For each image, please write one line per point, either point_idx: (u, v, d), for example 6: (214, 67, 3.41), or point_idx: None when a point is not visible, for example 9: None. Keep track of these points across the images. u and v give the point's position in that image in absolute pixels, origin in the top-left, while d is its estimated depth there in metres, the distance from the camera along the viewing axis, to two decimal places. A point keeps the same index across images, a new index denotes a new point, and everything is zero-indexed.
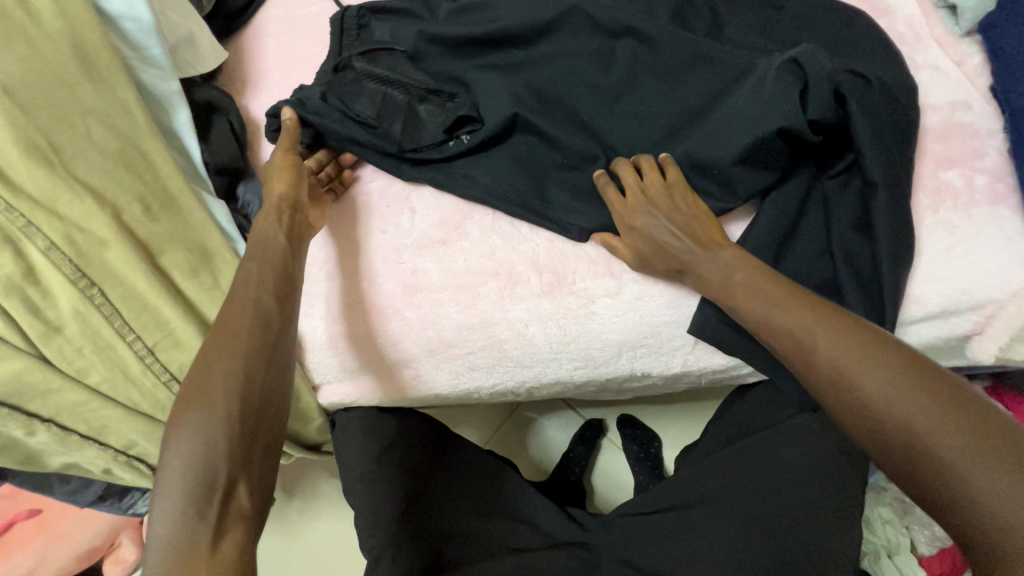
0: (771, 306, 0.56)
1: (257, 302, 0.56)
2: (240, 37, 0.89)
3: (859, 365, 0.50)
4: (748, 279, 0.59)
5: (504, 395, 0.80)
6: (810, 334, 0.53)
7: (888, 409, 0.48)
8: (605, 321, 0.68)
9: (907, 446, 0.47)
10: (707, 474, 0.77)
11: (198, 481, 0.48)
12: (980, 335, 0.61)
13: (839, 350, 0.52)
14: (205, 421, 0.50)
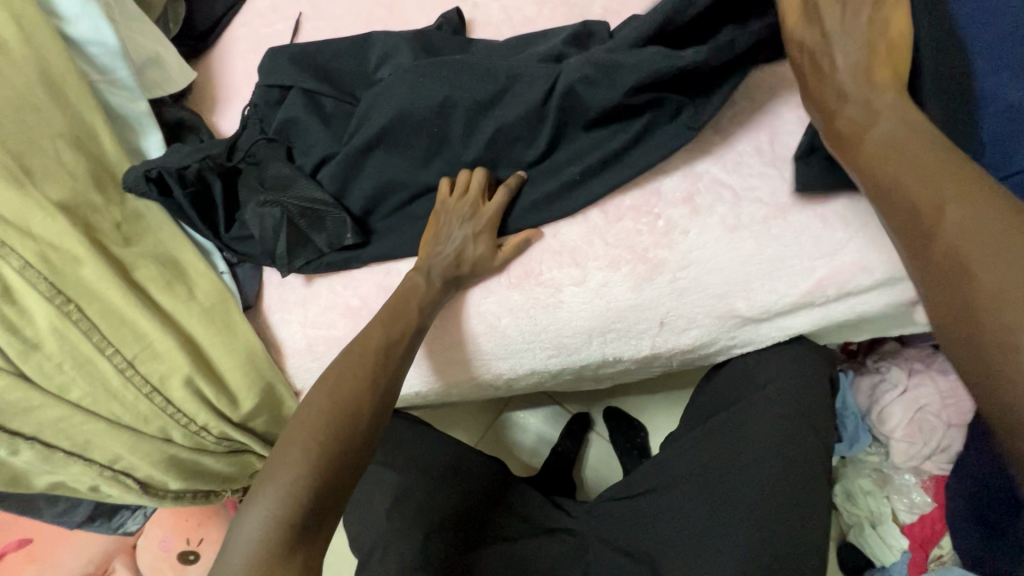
0: (904, 165, 0.50)
1: (389, 348, 0.64)
2: (208, 57, 0.91)
3: (968, 240, 0.44)
4: (901, 124, 0.52)
5: (485, 388, 0.82)
6: (939, 189, 0.47)
7: (997, 307, 0.42)
8: (573, 309, 0.70)
9: (1002, 347, 0.41)
10: (685, 453, 0.79)
11: (301, 500, 0.54)
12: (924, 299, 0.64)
13: (966, 224, 0.45)
14: (317, 441, 0.57)
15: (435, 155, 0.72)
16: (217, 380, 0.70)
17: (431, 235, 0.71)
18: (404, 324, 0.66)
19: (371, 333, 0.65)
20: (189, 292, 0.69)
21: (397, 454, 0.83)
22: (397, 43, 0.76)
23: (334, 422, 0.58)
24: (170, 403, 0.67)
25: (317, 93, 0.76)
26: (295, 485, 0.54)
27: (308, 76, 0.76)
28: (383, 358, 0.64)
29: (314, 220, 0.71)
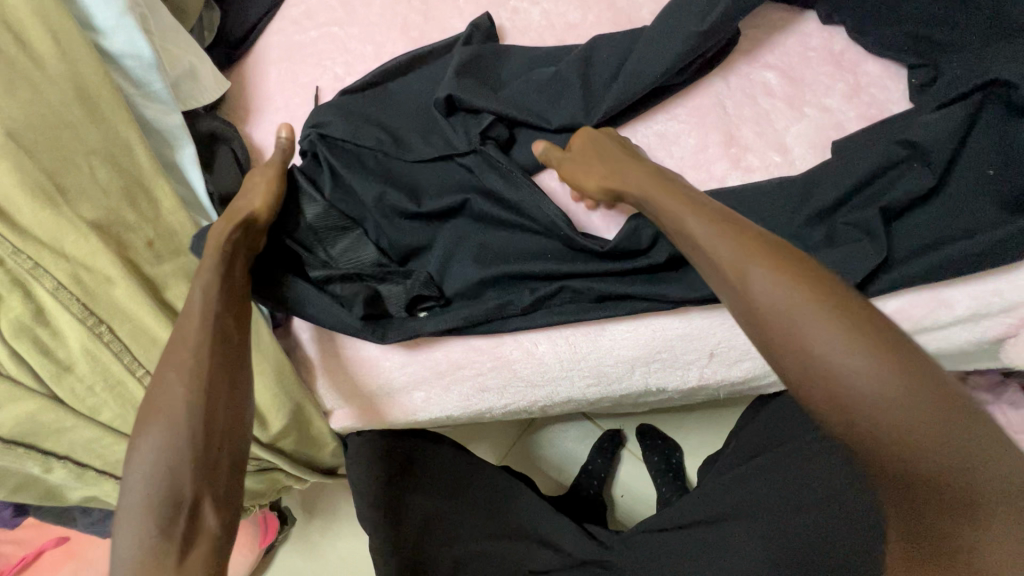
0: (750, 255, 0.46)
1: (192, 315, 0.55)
2: (242, 65, 0.90)
3: (855, 372, 0.40)
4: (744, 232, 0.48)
5: (517, 414, 0.78)
6: (841, 330, 0.41)
7: (878, 412, 0.40)
8: (615, 337, 0.66)
9: (898, 450, 0.40)
10: (730, 489, 0.76)
11: (162, 500, 0.47)
12: (1013, 338, 0.58)
13: (823, 318, 0.42)
14: (164, 440, 0.49)
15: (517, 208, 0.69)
16: None
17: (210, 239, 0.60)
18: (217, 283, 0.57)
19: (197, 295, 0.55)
20: None
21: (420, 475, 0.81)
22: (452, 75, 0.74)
23: (180, 413, 0.50)
24: None
25: (381, 137, 0.71)
26: (157, 491, 0.47)
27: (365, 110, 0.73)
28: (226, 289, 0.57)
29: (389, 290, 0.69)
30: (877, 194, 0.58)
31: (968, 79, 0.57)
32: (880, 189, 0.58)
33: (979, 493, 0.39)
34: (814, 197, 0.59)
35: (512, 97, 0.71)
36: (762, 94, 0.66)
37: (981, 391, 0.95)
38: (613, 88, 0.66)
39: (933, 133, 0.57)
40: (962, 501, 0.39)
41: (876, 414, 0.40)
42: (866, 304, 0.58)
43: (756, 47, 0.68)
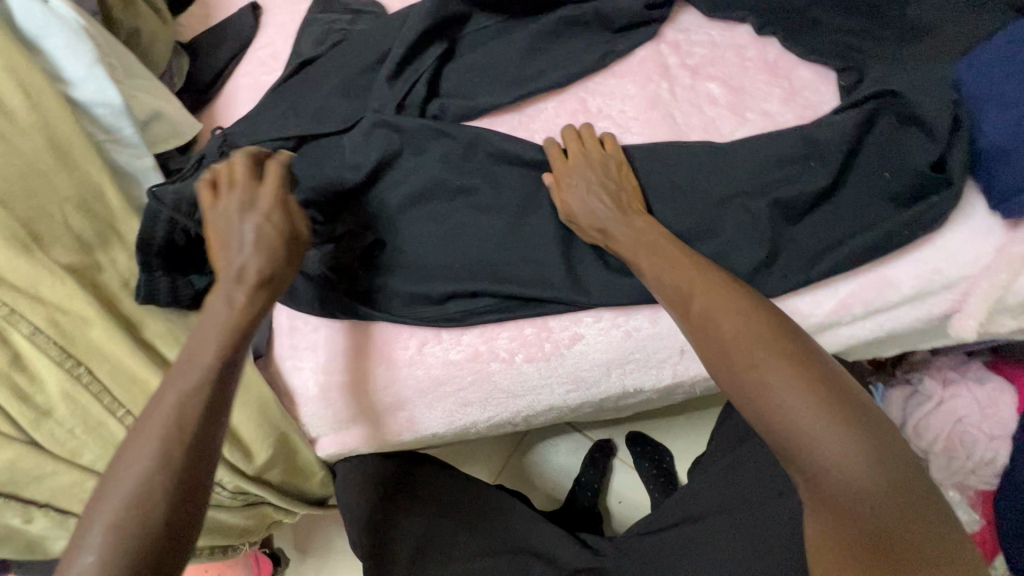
0: (683, 275, 0.55)
1: (193, 354, 0.51)
2: (211, 106, 0.93)
3: (758, 373, 0.46)
4: (651, 240, 0.59)
5: (502, 427, 0.80)
6: (756, 336, 0.48)
7: (801, 418, 0.44)
8: (590, 343, 0.68)
9: (803, 452, 0.44)
10: (715, 487, 0.76)
11: (137, 543, 0.44)
12: (958, 312, 0.61)
13: (747, 331, 0.48)
14: (135, 499, 0.45)
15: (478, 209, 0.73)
16: (230, 437, 0.70)
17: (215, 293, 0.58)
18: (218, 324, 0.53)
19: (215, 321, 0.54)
20: None
21: (412, 498, 0.80)
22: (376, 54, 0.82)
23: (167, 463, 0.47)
24: None
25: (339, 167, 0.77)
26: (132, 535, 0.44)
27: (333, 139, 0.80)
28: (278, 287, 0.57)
29: (340, 250, 0.74)
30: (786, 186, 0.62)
31: (877, 84, 0.62)
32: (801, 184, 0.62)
33: (858, 496, 0.42)
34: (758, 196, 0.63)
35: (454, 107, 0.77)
36: (706, 104, 0.71)
37: (947, 370, 0.99)
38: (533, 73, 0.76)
39: (855, 132, 0.61)
40: (846, 510, 0.42)
41: (770, 410, 0.45)
42: (818, 290, 0.62)
43: (697, 62, 0.73)
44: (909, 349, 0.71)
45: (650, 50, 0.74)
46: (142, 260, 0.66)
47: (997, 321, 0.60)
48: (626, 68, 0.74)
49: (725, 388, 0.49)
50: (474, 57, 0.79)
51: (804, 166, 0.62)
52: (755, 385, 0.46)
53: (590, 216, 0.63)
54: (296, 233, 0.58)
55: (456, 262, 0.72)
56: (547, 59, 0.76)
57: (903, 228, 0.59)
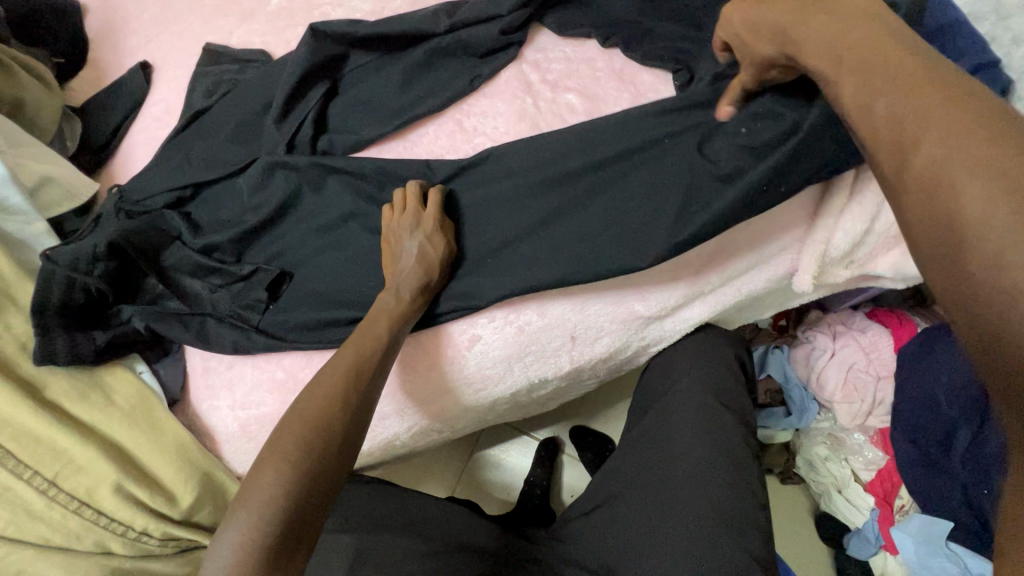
0: (887, 73, 0.40)
1: (363, 366, 0.64)
2: (110, 166, 0.95)
3: (952, 207, 0.34)
4: (857, 33, 0.44)
5: (428, 433, 0.84)
6: (965, 144, 0.35)
7: (1004, 256, 0.32)
8: (489, 342, 0.73)
9: (983, 301, 0.32)
10: (621, 462, 0.80)
11: (262, 557, 0.52)
12: (797, 270, 0.69)
13: (958, 138, 0.35)
14: (262, 521, 0.53)
15: (372, 231, 0.77)
16: (150, 482, 0.70)
17: (365, 318, 0.68)
18: (376, 341, 0.65)
19: (341, 359, 0.64)
20: (107, 398, 0.71)
21: (347, 518, 0.82)
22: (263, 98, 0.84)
23: (294, 485, 0.55)
24: (103, 514, 0.67)
25: (235, 213, 0.82)
26: (264, 547, 0.52)
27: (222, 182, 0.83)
28: (400, 320, 0.68)
29: (248, 286, 0.78)
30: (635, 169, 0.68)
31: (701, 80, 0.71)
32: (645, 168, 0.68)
33: None
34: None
35: (338, 141, 0.82)
36: (567, 113, 0.78)
37: (836, 324, 1.12)
38: (407, 103, 0.82)
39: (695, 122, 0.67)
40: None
41: (964, 250, 0.33)
42: (678, 266, 0.70)
43: (555, 76, 0.81)
44: (777, 308, 0.79)
45: (512, 69, 0.82)
46: (37, 322, 0.68)
47: (826, 273, 0.70)
48: (495, 89, 0.81)
49: (910, 235, 0.37)
50: (357, 92, 0.84)
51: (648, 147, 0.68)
52: (947, 214, 0.34)
53: (763, 26, 0.52)
54: (431, 281, 0.70)
55: (355, 286, 0.75)
56: (423, 88, 0.82)
57: None
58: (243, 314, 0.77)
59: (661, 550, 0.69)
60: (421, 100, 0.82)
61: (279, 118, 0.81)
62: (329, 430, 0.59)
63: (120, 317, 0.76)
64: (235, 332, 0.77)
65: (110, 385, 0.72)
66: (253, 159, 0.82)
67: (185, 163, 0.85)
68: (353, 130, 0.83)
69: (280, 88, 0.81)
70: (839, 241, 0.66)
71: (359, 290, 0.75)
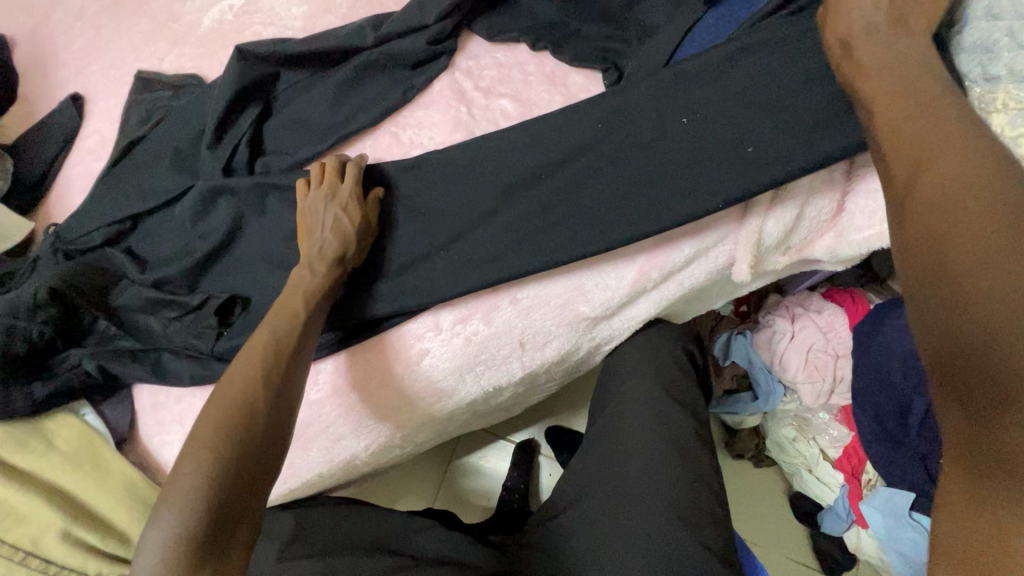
0: (908, 99, 0.45)
1: (281, 343, 0.62)
2: (46, 204, 0.93)
3: (941, 200, 0.40)
4: (906, 48, 0.49)
5: (388, 450, 0.83)
6: (947, 192, 0.40)
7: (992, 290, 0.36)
8: (436, 355, 0.73)
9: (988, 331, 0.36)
10: (580, 462, 0.80)
11: (191, 546, 0.50)
12: (735, 261, 0.70)
13: (957, 183, 0.40)
14: (183, 509, 0.51)
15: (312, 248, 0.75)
16: (100, 524, 0.68)
17: (281, 295, 0.66)
18: (292, 316, 0.64)
19: (254, 343, 0.61)
20: (48, 443, 0.69)
21: (312, 542, 0.81)
22: (194, 125, 0.83)
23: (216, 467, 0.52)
24: (50, 563, 0.64)
25: (174, 240, 0.79)
26: (192, 538, 0.50)
27: (159, 211, 0.80)
28: (321, 294, 0.66)
29: (200, 315, 0.74)
30: (570, 173, 0.69)
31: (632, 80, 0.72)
32: (577, 169, 0.69)
33: None
34: (548, 193, 0.69)
35: (272, 162, 0.81)
36: (501, 119, 0.78)
37: (794, 307, 1.13)
38: (341, 119, 0.81)
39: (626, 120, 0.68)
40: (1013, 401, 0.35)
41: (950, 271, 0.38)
42: (619, 264, 0.70)
43: (488, 83, 0.80)
44: (727, 297, 0.80)
45: (445, 78, 0.81)
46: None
47: (763, 261, 0.70)
48: (429, 100, 0.81)
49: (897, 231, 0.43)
50: (290, 112, 0.83)
51: (581, 150, 0.69)
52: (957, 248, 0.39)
53: None
54: (348, 253, 0.68)
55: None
56: (357, 102, 0.82)
57: (687, 199, 0.65)
58: (195, 343, 0.73)
59: (619, 547, 0.69)
60: (355, 115, 0.81)
61: (212, 141, 0.80)
62: (251, 404, 0.57)
63: (69, 361, 0.72)
64: (190, 361, 0.74)
65: (47, 430, 0.70)
66: (189, 186, 0.79)
67: (118, 195, 0.81)
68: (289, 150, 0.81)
69: (211, 113, 0.80)
70: (771, 230, 0.67)
71: None
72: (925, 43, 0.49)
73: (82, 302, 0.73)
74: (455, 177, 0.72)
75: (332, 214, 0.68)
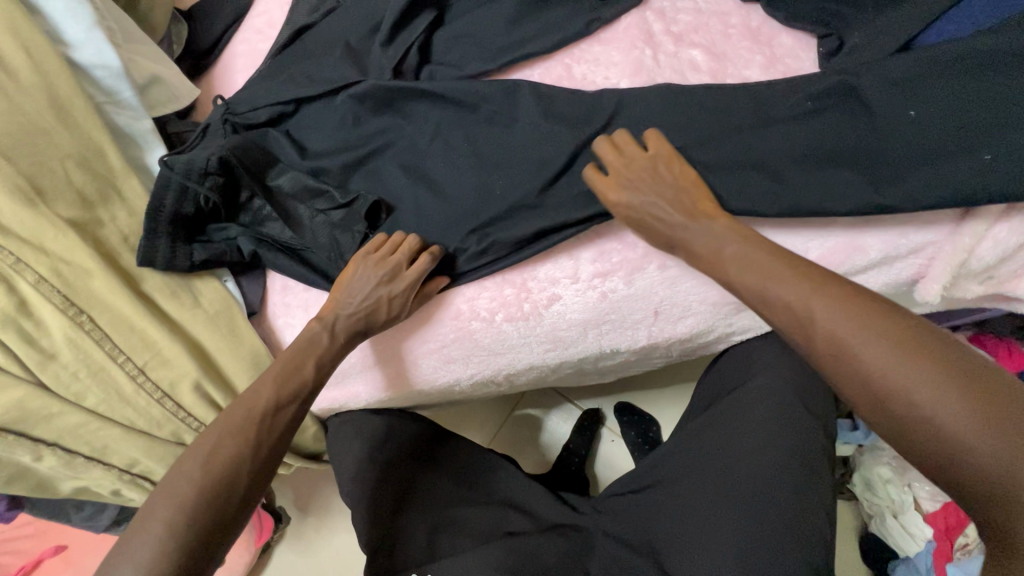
0: (807, 287, 0.53)
1: (251, 420, 0.63)
2: (209, 75, 0.95)
3: (863, 356, 0.49)
4: (739, 250, 0.58)
5: (485, 385, 0.84)
6: (890, 348, 0.48)
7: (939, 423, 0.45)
8: (567, 303, 0.70)
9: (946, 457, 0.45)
10: (681, 446, 0.78)
11: None
12: (924, 278, 0.62)
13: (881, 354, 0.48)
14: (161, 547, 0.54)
15: (470, 166, 0.73)
16: (226, 384, 0.73)
17: (288, 351, 0.68)
18: (299, 385, 0.66)
19: (258, 400, 0.64)
20: (194, 299, 0.73)
21: (397, 450, 0.82)
22: (369, 21, 0.82)
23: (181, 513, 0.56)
24: (182, 407, 0.71)
25: (333, 134, 0.79)
26: None
27: (323, 102, 0.80)
28: (325, 367, 0.68)
29: (348, 213, 0.74)
30: (764, 142, 0.63)
31: (854, 53, 0.64)
32: (772, 140, 0.62)
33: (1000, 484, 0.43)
34: (736, 162, 0.63)
35: (438, 72, 0.78)
36: (688, 70, 0.71)
37: None
38: (516, 40, 0.77)
39: (839, 102, 0.61)
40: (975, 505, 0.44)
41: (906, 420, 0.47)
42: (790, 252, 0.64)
43: (681, 29, 0.74)
44: None
45: (635, 15, 0.75)
46: (149, 225, 0.70)
47: (956, 285, 0.62)
48: (612, 35, 0.75)
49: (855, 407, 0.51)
50: (465, 22, 0.80)
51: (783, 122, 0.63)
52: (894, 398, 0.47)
53: None
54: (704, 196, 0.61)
55: (444, 230, 0.72)
56: (535, 25, 0.77)
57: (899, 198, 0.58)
58: (338, 239, 0.74)
59: (715, 541, 0.67)
60: (531, 37, 0.77)
61: (386, 39, 0.79)
62: (235, 469, 0.60)
63: (224, 230, 0.75)
64: (331, 255, 0.74)
65: (193, 287, 0.74)
66: (359, 81, 0.78)
67: (286, 79, 0.82)
68: (456, 63, 0.79)
69: (390, 8, 0.78)
70: (984, 253, 0.58)
71: (442, 231, 0.73)
72: (726, 223, 0.59)
73: (244, 177, 0.75)
74: (627, 122, 0.68)
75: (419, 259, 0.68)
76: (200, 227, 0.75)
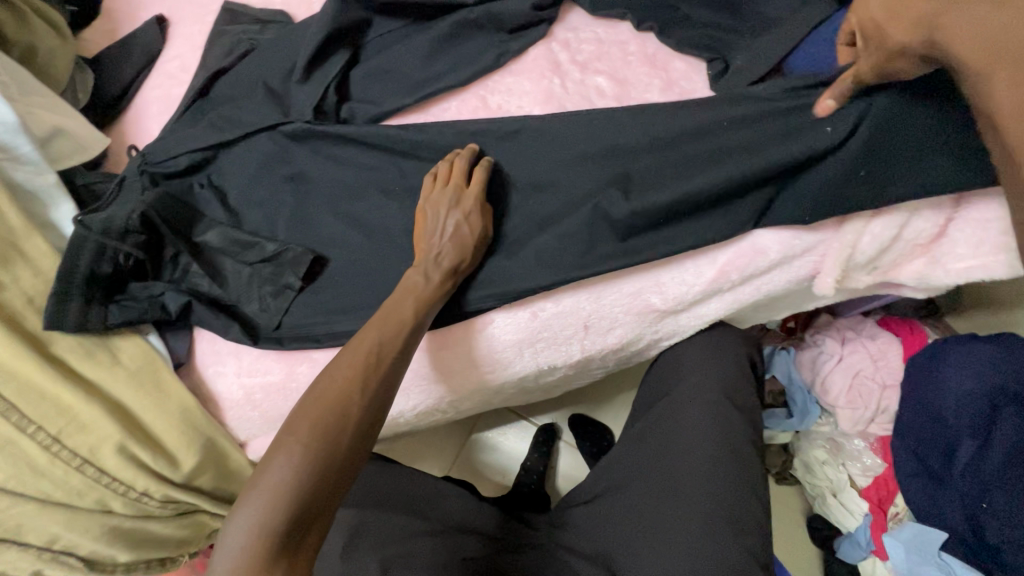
0: None
1: (383, 350, 0.62)
2: (120, 123, 0.92)
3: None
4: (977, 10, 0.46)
5: (433, 413, 0.84)
6: None
7: None
8: (500, 326, 0.72)
9: None
10: (624, 453, 0.80)
11: (262, 547, 0.51)
12: (819, 273, 0.69)
13: None
14: (269, 507, 0.52)
15: (397, 202, 0.74)
16: (153, 444, 0.70)
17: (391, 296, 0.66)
18: (400, 322, 0.63)
19: (361, 339, 0.62)
20: (113, 358, 0.70)
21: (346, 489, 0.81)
22: (285, 63, 0.82)
23: (314, 467, 0.54)
24: (105, 473, 0.67)
25: (257, 179, 0.79)
26: (261, 541, 0.51)
27: (245, 146, 0.80)
28: (427, 303, 0.65)
29: (276, 259, 0.74)
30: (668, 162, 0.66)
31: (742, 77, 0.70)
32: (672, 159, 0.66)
33: None
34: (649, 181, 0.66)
35: (358, 109, 0.80)
36: (595, 95, 0.76)
37: (845, 330, 1.11)
38: (432, 74, 0.79)
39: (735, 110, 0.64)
40: None
41: None
42: (698, 259, 0.69)
43: (586, 57, 0.79)
44: (789, 310, 0.80)
45: (541, 47, 0.80)
46: (61, 288, 0.67)
47: (846, 277, 0.69)
48: (521, 66, 0.79)
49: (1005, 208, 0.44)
50: (381, 59, 0.82)
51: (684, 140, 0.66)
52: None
53: None
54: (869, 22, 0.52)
55: (378, 267, 0.73)
56: (449, 60, 0.80)
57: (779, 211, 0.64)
58: (268, 286, 0.74)
59: (659, 543, 0.69)
60: (446, 71, 0.79)
61: (303, 80, 0.79)
62: (349, 414, 0.57)
63: (145, 287, 0.73)
64: (262, 303, 0.74)
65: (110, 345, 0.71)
66: (277, 125, 0.78)
67: (203, 125, 0.81)
68: (376, 99, 0.80)
69: (304, 48, 0.79)
70: (866, 246, 0.65)
71: (372, 265, 0.74)
72: None
73: (169, 235, 0.74)
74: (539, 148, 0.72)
75: (454, 216, 0.67)
76: (122, 285, 0.73)
